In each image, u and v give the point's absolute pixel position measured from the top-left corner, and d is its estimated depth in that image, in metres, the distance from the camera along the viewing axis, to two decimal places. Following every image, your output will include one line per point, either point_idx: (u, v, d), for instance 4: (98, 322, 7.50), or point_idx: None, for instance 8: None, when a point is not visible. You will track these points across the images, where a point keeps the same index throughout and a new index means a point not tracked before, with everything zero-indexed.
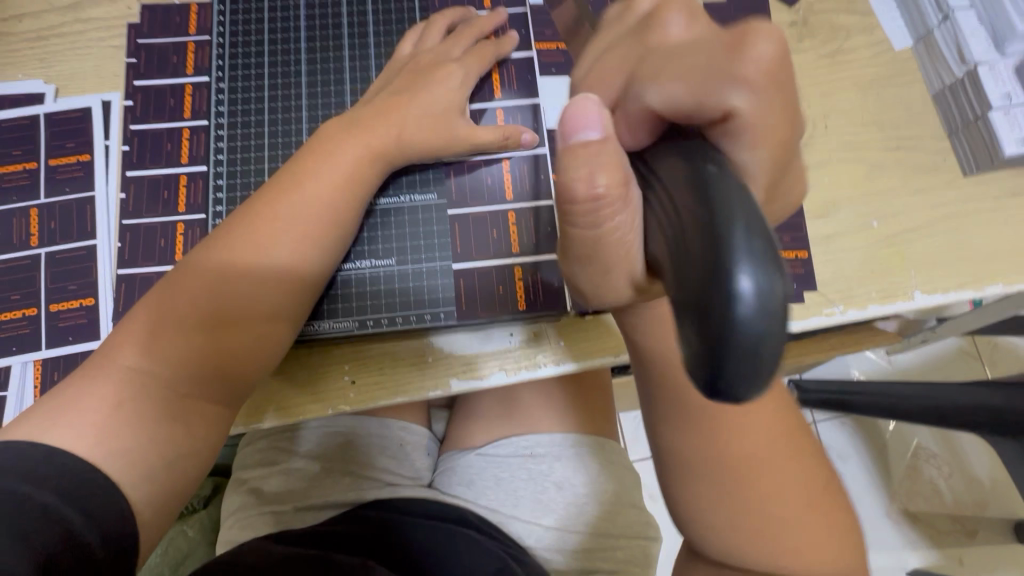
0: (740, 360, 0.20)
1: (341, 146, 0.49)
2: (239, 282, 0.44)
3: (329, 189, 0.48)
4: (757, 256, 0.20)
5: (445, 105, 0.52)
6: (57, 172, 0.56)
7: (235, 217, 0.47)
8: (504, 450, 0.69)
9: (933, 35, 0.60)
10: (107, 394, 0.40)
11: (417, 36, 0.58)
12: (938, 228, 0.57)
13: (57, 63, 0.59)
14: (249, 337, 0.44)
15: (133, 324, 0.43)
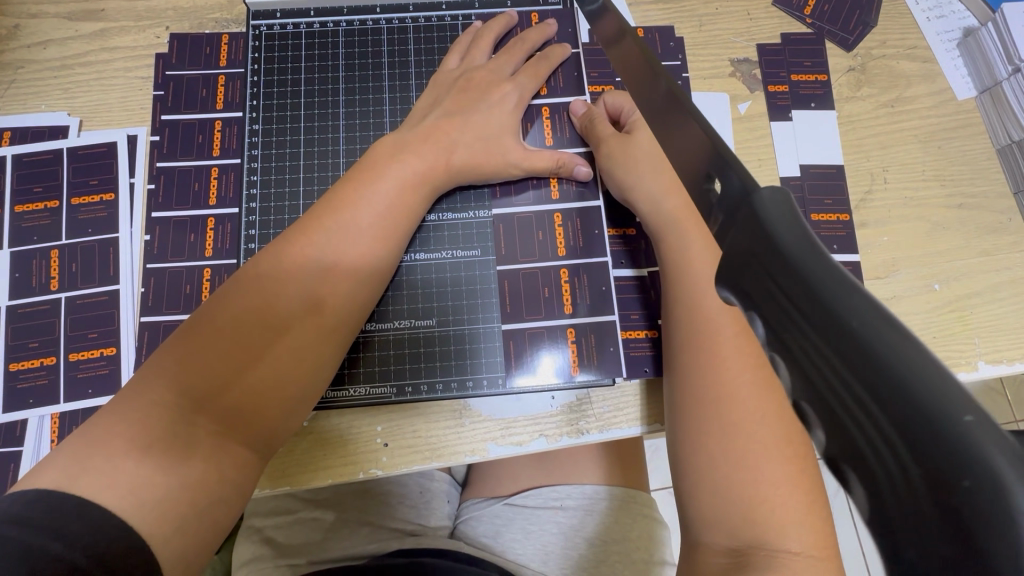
0: None
1: (383, 183, 0.46)
2: (271, 331, 0.41)
3: (370, 233, 0.46)
4: None
5: (491, 130, 0.51)
6: (81, 212, 0.54)
7: (263, 256, 0.44)
8: (533, 501, 0.67)
9: (1001, 87, 0.57)
10: (137, 443, 0.36)
11: (461, 52, 0.55)
12: (1004, 293, 0.54)
13: (81, 95, 0.57)
14: (279, 390, 0.42)
15: (158, 369, 0.39)
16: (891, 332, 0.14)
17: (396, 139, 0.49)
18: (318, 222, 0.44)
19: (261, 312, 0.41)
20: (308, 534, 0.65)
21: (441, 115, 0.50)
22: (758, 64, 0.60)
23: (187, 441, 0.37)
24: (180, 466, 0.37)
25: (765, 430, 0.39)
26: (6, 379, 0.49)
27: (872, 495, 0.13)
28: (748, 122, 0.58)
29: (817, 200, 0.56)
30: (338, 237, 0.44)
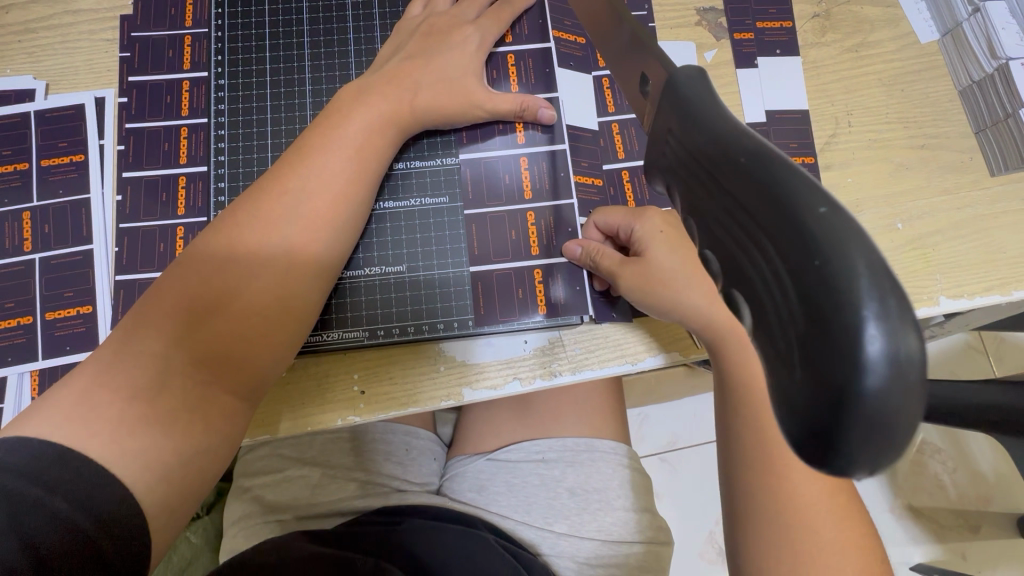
0: (869, 423, 0.13)
1: (350, 127, 0.47)
2: (249, 279, 0.42)
3: (339, 178, 0.46)
4: (886, 286, 0.13)
5: (456, 76, 0.51)
6: (51, 173, 0.54)
7: (237, 205, 0.45)
8: (516, 455, 0.67)
9: (961, 28, 0.57)
10: (117, 390, 0.37)
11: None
12: (966, 230, 0.55)
13: (46, 58, 0.56)
14: (261, 337, 0.42)
15: (138, 321, 0.40)
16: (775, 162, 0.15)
17: (359, 86, 0.50)
18: (285, 170, 0.45)
19: (237, 262, 0.42)
20: (294, 491, 0.66)
21: (404, 60, 0.51)
22: (724, 12, 0.60)
23: (165, 385, 0.38)
24: (159, 410, 0.38)
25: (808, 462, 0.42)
26: None
27: (757, 310, 0.15)
28: (714, 70, 0.59)
29: (782, 144, 0.57)
30: (307, 183, 0.44)
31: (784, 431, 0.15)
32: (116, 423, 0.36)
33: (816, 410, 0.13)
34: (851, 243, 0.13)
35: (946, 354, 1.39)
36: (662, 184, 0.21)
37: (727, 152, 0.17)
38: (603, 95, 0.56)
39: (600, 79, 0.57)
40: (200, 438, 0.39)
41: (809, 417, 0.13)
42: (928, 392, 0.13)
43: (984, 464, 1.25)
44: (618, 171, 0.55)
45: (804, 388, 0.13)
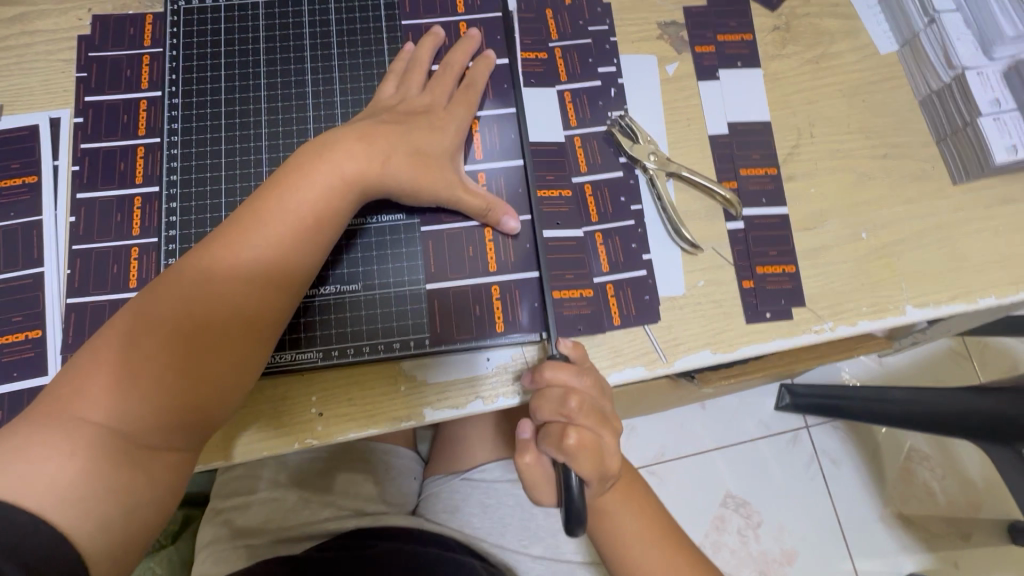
0: None
1: (309, 187, 0.45)
2: (191, 341, 0.41)
3: (287, 237, 0.44)
4: None
5: (434, 150, 0.50)
6: (3, 196, 0.53)
7: (194, 258, 0.43)
8: (491, 475, 0.65)
9: (919, 39, 0.58)
10: (61, 445, 0.37)
11: (398, 79, 0.53)
12: (930, 238, 0.55)
13: (1, 79, 0.56)
14: (194, 403, 0.41)
15: (88, 365, 0.39)
16: None
17: (328, 138, 0.47)
18: (240, 225, 0.43)
19: (190, 325, 0.41)
20: (262, 515, 0.63)
21: (378, 122, 0.49)
22: (685, 26, 0.60)
23: (105, 446, 0.38)
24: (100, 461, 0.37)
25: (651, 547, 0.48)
26: None
27: None
28: (676, 83, 0.59)
29: (745, 155, 0.57)
30: (259, 246, 0.43)
31: None
32: (57, 468, 0.36)
33: None
34: None
35: (931, 359, 1.39)
36: None
37: None
38: (565, 110, 0.57)
39: (561, 93, 0.57)
40: (149, 468, 0.39)
41: None
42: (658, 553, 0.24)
43: (970, 468, 1.26)
44: (582, 184, 0.55)
45: None
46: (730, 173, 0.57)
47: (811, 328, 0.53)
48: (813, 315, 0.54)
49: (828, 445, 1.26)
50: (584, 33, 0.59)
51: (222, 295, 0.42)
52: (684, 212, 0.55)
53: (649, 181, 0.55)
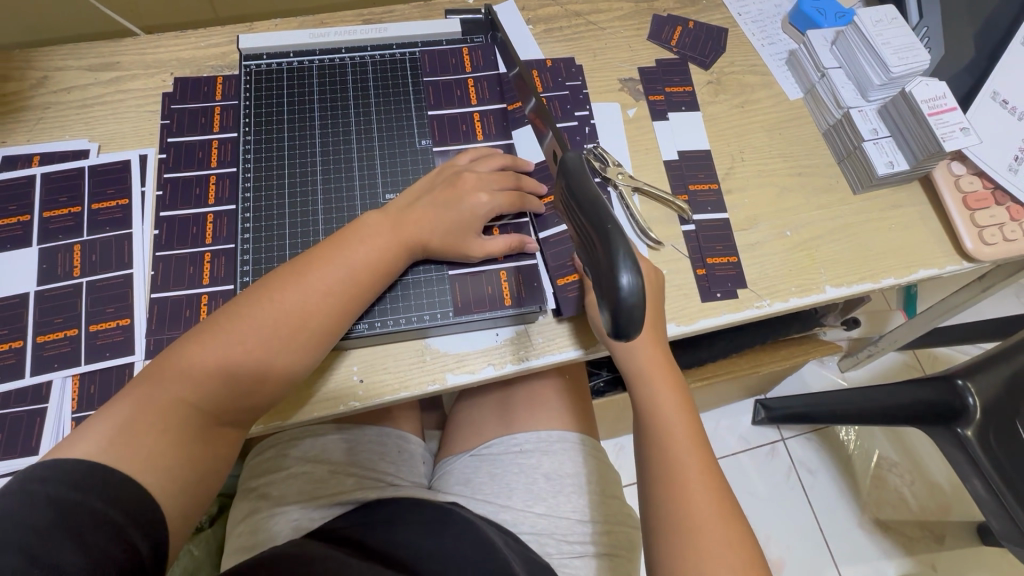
0: (630, 316, 0.29)
1: (372, 245, 0.57)
2: (263, 343, 0.51)
3: (349, 282, 0.56)
4: (631, 255, 0.29)
5: (468, 220, 0.61)
6: (100, 214, 0.65)
7: (266, 290, 0.54)
8: (497, 448, 0.78)
9: (816, 88, 0.76)
10: (153, 420, 0.47)
11: (472, 158, 0.65)
12: (840, 235, 0.71)
13: (100, 126, 0.70)
14: (251, 395, 0.52)
15: (198, 336, 0.51)
16: (606, 220, 0.31)
17: (399, 206, 0.60)
18: (319, 262, 0.55)
19: (254, 346, 0.51)
20: (296, 487, 0.74)
21: (434, 195, 0.61)
22: (640, 81, 0.78)
23: (182, 426, 0.48)
24: (184, 435, 0.48)
25: (718, 531, 0.51)
26: (34, 349, 0.58)
27: (627, 253, 0.29)
28: (636, 123, 0.76)
29: (692, 174, 0.73)
30: (329, 285, 0.55)
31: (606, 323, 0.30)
32: (151, 439, 0.47)
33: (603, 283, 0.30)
34: (614, 238, 0.29)
35: (887, 371, 1.53)
36: (564, 175, 0.36)
37: (589, 191, 0.33)
38: None
39: None
40: (213, 446, 0.51)
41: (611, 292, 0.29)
42: (643, 302, 0.28)
43: (933, 471, 1.43)
44: None
45: (610, 288, 0.29)
46: (682, 188, 0.72)
47: (753, 304, 0.67)
48: (754, 294, 0.67)
49: (803, 455, 1.44)
50: (563, 87, 0.76)
51: (294, 313, 0.53)
52: (648, 219, 0.70)
53: (620, 195, 0.70)
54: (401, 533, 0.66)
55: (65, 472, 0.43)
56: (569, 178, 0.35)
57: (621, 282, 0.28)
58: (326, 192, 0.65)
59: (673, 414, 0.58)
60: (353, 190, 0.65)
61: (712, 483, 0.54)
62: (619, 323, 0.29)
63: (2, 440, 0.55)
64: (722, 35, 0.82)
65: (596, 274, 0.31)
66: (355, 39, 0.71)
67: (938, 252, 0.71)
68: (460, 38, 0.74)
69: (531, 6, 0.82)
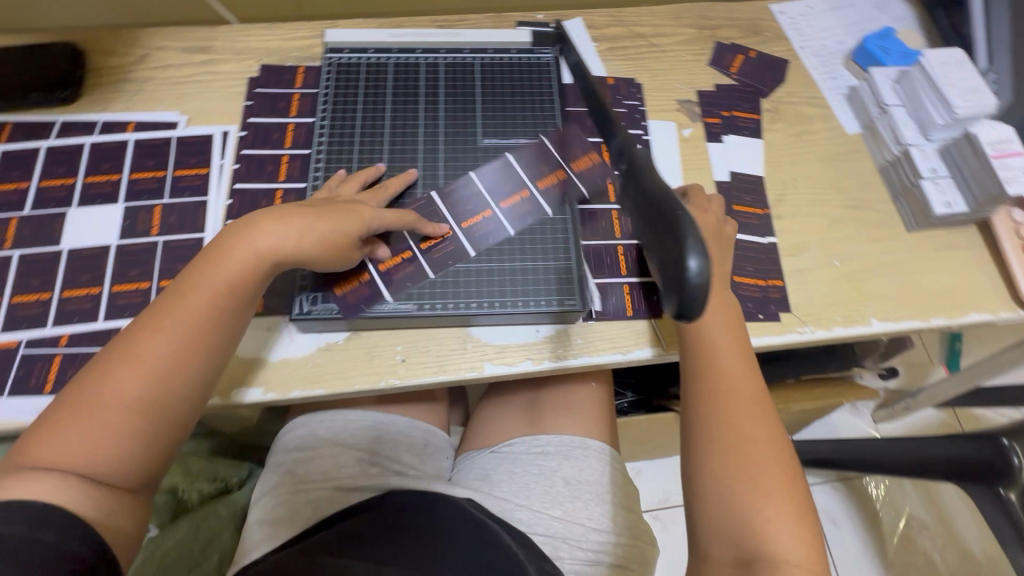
0: (696, 296, 0.30)
1: (215, 268, 0.54)
2: (139, 386, 0.50)
3: (215, 300, 0.54)
4: (699, 240, 0.30)
5: (348, 228, 0.59)
6: (181, 180, 0.70)
7: (134, 331, 0.52)
8: (519, 448, 0.79)
9: (875, 125, 0.77)
10: (49, 469, 0.47)
11: (332, 183, 0.64)
12: (890, 270, 0.70)
13: (189, 102, 0.76)
14: (152, 434, 0.51)
15: (56, 421, 0.49)
16: (674, 210, 0.32)
17: (247, 222, 0.57)
18: (172, 303, 0.53)
19: (128, 383, 0.50)
20: (324, 462, 0.76)
21: (293, 205, 0.58)
22: (697, 103, 0.80)
23: (88, 466, 0.48)
24: (85, 475, 0.48)
25: (770, 471, 0.53)
26: (108, 296, 0.63)
27: (696, 238, 0.30)
28: (691, 142, 0.77)
29: (741, 197, 0.74)
30: (194, 307, 0.53)
31: (668, 305, 0.31)
32: (51, 486, 0.47)
33: (669, 268, 0.31)
34: (684, 224, 0.31)
35: (924, 426, 1.48)
36: (629, 176, 0.39)
37: (656, 186, 0.36)
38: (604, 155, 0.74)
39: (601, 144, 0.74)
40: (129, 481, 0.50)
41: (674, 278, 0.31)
42: (711, 284, 0.30)
43: (971, 540, 1.34)
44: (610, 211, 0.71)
45: (675, 272, 0.30)
46: (731, 209, 0.73)
47: (795, 329, 0.66)
48: (797, 320, 0.67)
49: (828, 504, 1.39)
50: (622, 104, 0.79)
51: (167, 343, 0.52)
52: None
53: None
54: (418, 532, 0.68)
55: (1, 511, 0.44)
56: (641, 174, 0.37)
57: (691, 262, 0.29)
58: (389, 179, 0.68)
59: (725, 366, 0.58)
60: (415, 180, 0.68)
61: (763, 422, 0.55)
62: (685, 304, 0.30)
63: (71, 376, 0.59)
64: (782, 66, 0.84)
65: (661, 261, 0.32)
66: (431, 42, 0.75)
67: (993, 298, 0.69)
68: (528, 47, 0.77)
69: (597, 24, 0.85)
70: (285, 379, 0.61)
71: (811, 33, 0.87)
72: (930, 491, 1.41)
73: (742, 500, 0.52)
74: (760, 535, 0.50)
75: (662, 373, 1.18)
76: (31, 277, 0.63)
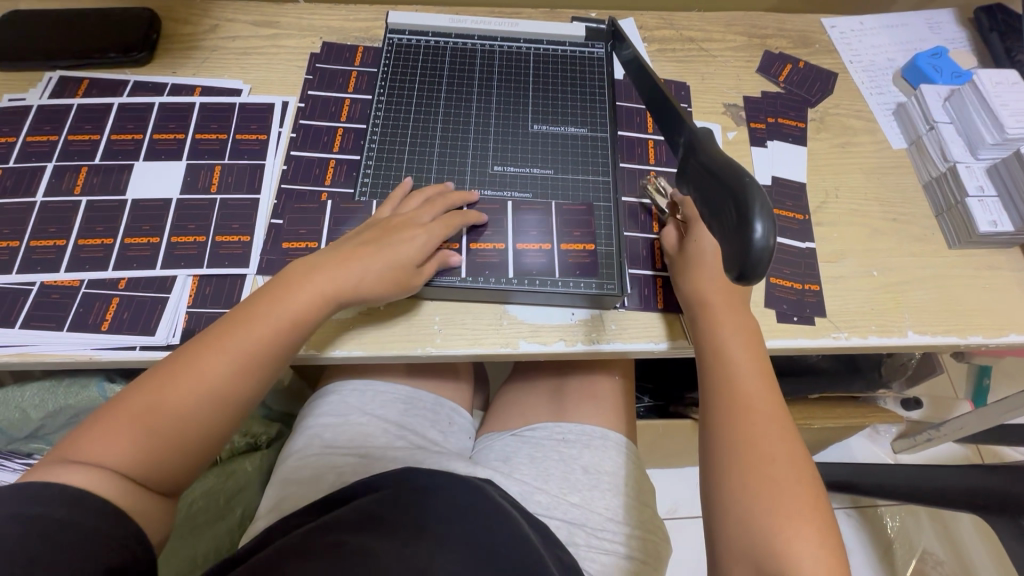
0: (758, 262, 0.31)
1: (290, 301, 0.57)
2: (200, 400, 0.53)
3: (284, 330, 0.57)
4: (765, 209, 0.32)
5: (406, 261, 0.60)
6: (241, 144, 0.73)
7: (203, 346, 0.55)
8: (540, 433, 0.80)
9: (923, 140, 0.77)
10: (99, 461, 0.49)
11: (396, 202, 0.65)
12: (928, 284, 0.70)
13: (254, 72, 0.79)
14: (197, 440, 0.54)
15: (112, 418, 0.51)
16: (739, 181, 0.34)
17: (315, 261, 0.60)
18: (236, 329, 0.56)
19: (193, 396, 0.53)
20: (350, 430, 0.77)
21: (360, 244, 0.61)
22: (743, 108, 0.81)
23: (135, 461, 0.50)
24: (127, 468, 0.50)
25: (790, 491, 0.52)
26: (166, 246, 0.66)
27: (762, 207, 0.32)
28: (734, 145, 0.78)
29: (781, 201, 0.74)
30: (264, 331, 0.56)
31: (728, 271, 0.33)
32: (98, 475, 0.48)
33: (732, 236, 0.33)
34: (750, 194, 0.33)
35: (944, 460, 1.44)
36: (689, 152, 0.40)
37: (717, 161, 0.37)
38: (648, 152, 0.75)
39: (647, 140, 0.76)
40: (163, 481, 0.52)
41: (733, 245, 0.32)
42: (773, 250, 0.31)
43: None
44: (651, 206, 0.72)
45: (737, 238, 0.32)
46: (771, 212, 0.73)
47: (829, 334, 0.66)
48: (831, 325, 0.67)
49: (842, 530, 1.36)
50: None
51: (234, 364, 0.55)
52: None
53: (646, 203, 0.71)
54: (436, 510, 0.65)
55: (37, 490, 0.46)
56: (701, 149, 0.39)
57: (757, 228, 0.30)
58: (440, 156, 0.70)
59: (751, 389, 0.58)
60: (465, 158, 0.70)
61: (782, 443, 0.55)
62: (747, 270, 0.31)
63: (127, 317, 0.62)
64: (830, 78, 0.84)
65: (723, 232, 0.34)
66: (488, 28, 0.78)
67: None
68: (582, 41, 0.79)
69: (649, 26, 0.87)
70: (328, 338, 0.63)
71: (862, 48, 0.88)
72: (948, 530, 1.37)
73: (766, 516, 0.51)
74: (783, 556, 0.49)
75: (682, 379, 1.18)
76: (96, 222, 0.66)
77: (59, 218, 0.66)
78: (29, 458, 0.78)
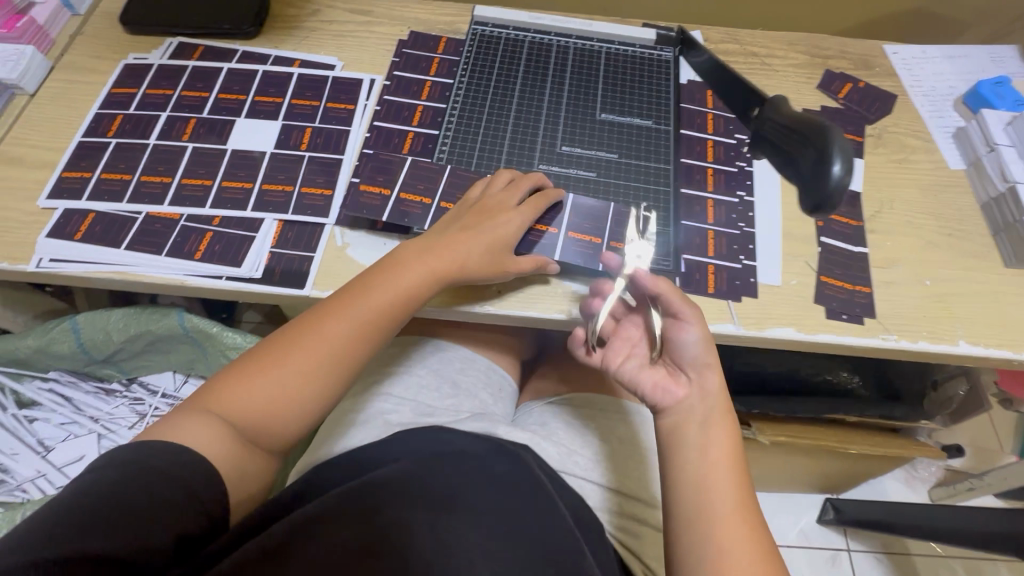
0: (833, 194, 0.45)
1: (402, 275, 0.61)
2: (312, 364, 0.56)
3: (394, 303, 0.60)
4: (843, 154, 0.45)
5: (506, 242, 0.64)
6: (331, 111, 0.80)
7: (316, 313, 0.59)
8: (580, 401, 0.81)
9: (982, 161, 0.78)
10: (212, 419, 0.52)
11: (484, 186, 0.68)
12: (982, 299, 0.70)
13: (347, 52, 0.87)
14: (305, 402, 0.56)
15: (235, 377, 0.55)
16: (821, 133, 0.46)
17: (423, 240, 0.64)
18: (351, 301, 0.59)
19: (306, 357, 0.56)
20: (405, 381, 0.79)
21: (462, 224, 0.64)
22: None
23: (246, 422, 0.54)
24: (236, 430, 0.53)
25: None
26: (258, 192, 0.72)
27: (844, 156, 0.45)
28: None
29: (836, 207, 0.76)
30: (375, 302, 0.60)
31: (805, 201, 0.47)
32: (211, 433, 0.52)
33: (815, 174, 0.46)
34: (832, 143, 0.46)
35: None
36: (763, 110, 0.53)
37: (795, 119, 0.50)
38: (707, 149, 0.78)
39: (705, 140, 0.78)
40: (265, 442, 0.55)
41: (815, 181, 0.46)
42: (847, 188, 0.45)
43: None
44: (706, 198, 0.74)
45: (821, 174, 0.45)
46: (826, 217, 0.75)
47: (878, 335, 0.67)
48: (881, 327, 0.68)
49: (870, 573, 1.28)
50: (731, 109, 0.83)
51: (344, 332, 0.58)
52: (788, 233, 0.73)
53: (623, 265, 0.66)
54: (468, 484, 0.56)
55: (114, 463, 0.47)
56: (774, 108, 0.51)
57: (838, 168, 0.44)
58: (512, 134, 0.76)
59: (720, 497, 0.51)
60: (535, 137, 0.76)
61: (743, 507, 0.51)
62: (826, 197, 0.45)
63: (217, 249, 0.68)
64: (890, 99, 0.87)
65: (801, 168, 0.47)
66: (565, 28, 0.84)
67: None
68: (650, 44, 0.84)
69: (714, 39, 0.92)
70: None
71: (922, 74, 0.90)
72: None
73: None
74: None
75: None
76: (199, 165, 0.74)
77: (167, 159, 0.74)
78: (102, 381, 0.85)
